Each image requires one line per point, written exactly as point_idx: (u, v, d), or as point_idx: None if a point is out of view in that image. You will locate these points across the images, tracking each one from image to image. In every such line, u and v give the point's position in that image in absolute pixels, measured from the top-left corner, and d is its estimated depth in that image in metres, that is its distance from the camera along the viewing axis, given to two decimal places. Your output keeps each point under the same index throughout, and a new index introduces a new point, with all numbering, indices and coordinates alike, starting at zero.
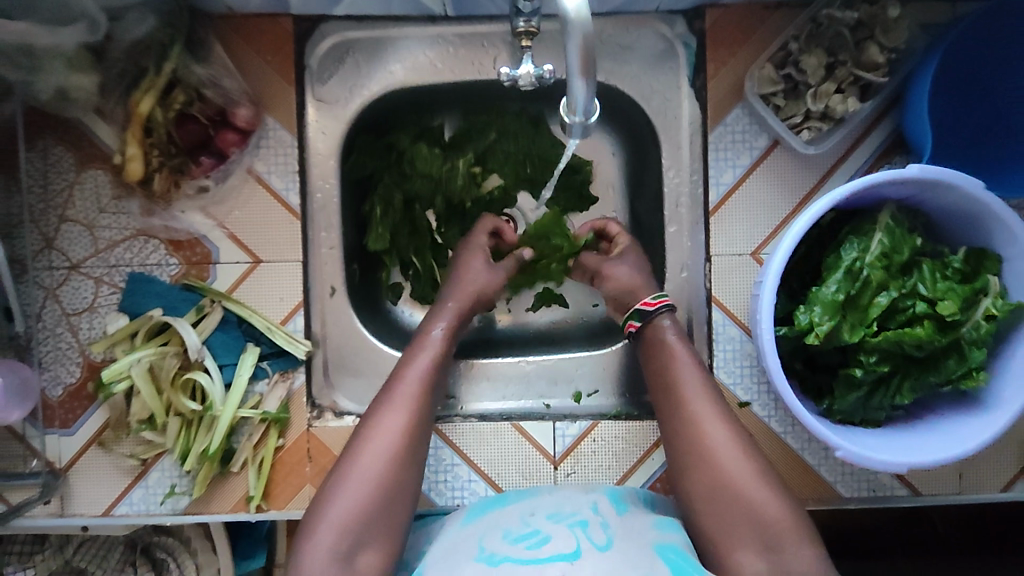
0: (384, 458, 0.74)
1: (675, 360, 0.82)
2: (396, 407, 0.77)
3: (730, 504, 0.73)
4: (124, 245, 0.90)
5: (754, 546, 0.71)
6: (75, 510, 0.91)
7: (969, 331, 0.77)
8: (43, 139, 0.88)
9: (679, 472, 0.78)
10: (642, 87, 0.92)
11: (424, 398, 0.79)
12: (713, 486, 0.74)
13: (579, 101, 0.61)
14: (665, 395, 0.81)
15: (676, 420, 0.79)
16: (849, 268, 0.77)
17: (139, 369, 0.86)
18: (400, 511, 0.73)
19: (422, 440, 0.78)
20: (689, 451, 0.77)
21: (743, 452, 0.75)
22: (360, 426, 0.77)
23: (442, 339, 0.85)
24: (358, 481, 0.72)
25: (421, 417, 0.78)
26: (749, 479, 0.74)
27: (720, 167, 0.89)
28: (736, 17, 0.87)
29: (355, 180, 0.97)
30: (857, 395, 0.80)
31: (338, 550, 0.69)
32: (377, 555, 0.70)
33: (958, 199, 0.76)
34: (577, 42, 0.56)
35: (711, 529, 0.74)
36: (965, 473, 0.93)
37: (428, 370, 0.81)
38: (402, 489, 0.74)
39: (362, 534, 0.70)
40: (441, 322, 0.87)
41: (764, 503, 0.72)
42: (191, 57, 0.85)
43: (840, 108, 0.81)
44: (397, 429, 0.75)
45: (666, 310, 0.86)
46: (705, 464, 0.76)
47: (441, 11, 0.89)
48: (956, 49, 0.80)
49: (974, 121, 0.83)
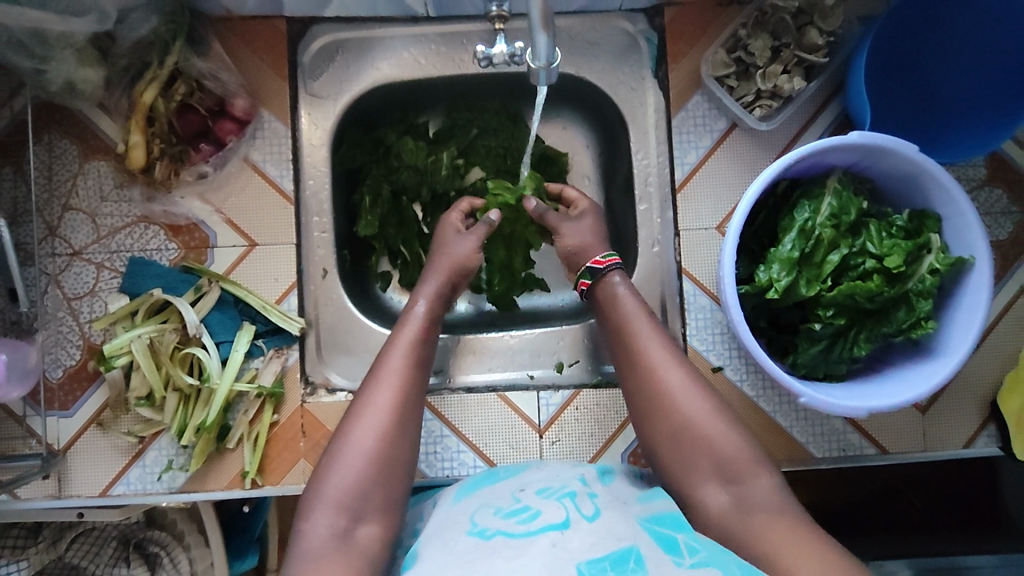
0: (376, 431, 0.73)
1: (629, 324, 0.85)
2: (382, 380, 0.77)
3: (693, 444, 0.76)
4: (125, 231, 0.94)
5: (715, 479, 0.75)
6: (74, 490, 0.94)
7: (915, 284, 0.83)
8: (50, 133, 0.94)
9: (645, 423, 0.81)
10: (610, 79, 1.00)
11: (411, 370, 0.79)
12: (675, 432, 0.78)
13: (542, 49, 0.67)
14: (625, 354, 0.84)
15: (642, 372, 0.82)
16: (802, 228, 0.84)
17: (140, 344, 0.90)
18: (398, 483, 0.73)
19: (414, 411, 0.77)
20: (650, 402, 0.80)
21: (700, 395, 0.79)
22: (350, 404, 0.77)
23: (424, 314, 0.85)
24: (351, 456, 0.72)
25: (410, 389, 0.77)
26: (709, 417, 0.77)
27: (684, 149, 0.96)
28: (692, 14, 0.95)
29: (345, 172, 1.04)
30: (818, 349, 0.87)
31: (337, 526, 0.68)
32: (377, 527, 0.70)
33: (897, 163, 0.84)
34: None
35: (676, 470, 0.77)
36: (930, 430, 0.97)
37: (412, 343, 0.81)
38: (399, 460, 0.73)
39: (361, 508, 0.70)
40: (423, 297, 0.87)
41: (724, 439, 0.76)
42: (192, 52, 0.92)
43: (787, 87, 0.90)
44: (386, 401, 0.75)
45: (616, 267, 0.90)
46: (669, 413, 0.78)
47: (423, 11, 0.97)
48: (886, 35, 0.89)
49: (906, 102, 0.93)
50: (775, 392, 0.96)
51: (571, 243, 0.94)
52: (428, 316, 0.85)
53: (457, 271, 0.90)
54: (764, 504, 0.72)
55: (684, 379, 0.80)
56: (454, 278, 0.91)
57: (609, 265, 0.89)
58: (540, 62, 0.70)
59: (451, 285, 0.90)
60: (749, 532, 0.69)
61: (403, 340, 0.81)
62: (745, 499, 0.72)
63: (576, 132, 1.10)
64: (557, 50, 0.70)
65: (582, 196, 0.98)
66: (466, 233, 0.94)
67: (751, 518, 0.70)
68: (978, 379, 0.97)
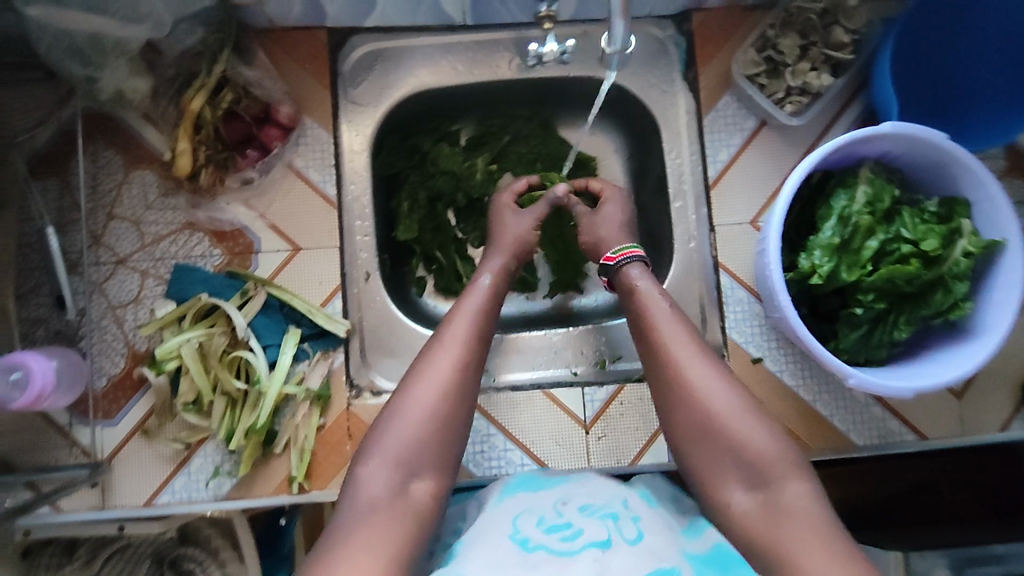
0: (439, 392, 0.75)
1: (648, 311, 0.85)
2: (446, 345, 0.79)
3: (716, 442, 0.75)
4: (170, 239, 0.95)
5: (741, 482, 0.72)
6: (117, 501, 0.92)
7: (951, 267, 0.86)
8: (95, 144, 0.95)
9: (667, 416, 0.79)
10: (641, 82, 1.02)
11: (475, 338, 0.81)
12: (697, 423, 0.76)
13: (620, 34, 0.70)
14: (644, 343, 0.83)
15: (661, 360, 0.81)
16: (840, 215, 0.88)
17: (189, 349, 0.90)
18: (453, 446, 0.75)
19: (476, 378, 0.79)
20: (671, 394, 0.79)
21: (723, 385, 0.77)
22: (413, 361, 0.78)
23: (490, 286, 0.87)
24: (413, 412, 0.74)
25: (475, 356, 0.79)
26: (732, 409, 0.75)
27: (716, 147, 1.00)
28: (718, 18, 1.00)
29: (383, 178, 1.05)
30: (859, 334, 0.89)
31: (393, 480, 0.71)
32: (431, 486, 0.73)
33: (926, 151, 0.88)
34: None
35: (702, 469, 0.75)
36: (965, 415, 0.99)
37: (479, 313, 0.83)
38: (457, 422, 0.76)
39: (416, 466, 0.72)
40: (489, 271, 0.90)
41: (750, 438, 0.73)
42: (239, 61, 0.95)
43: (816, 83, 0.94)
44: (449, 366, 0.77)
45: (630, 260, 0.90)
46: (691, 406, 0.77)
47: (461, 20, 1.01)
48: (909, 34, 0.93)
49: (929, 97, 0.97)
50: (814, 381, 0.98)
51: (611, 230, 0.96)
52: (494, 288, 0.87)
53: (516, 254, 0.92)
54: (793, 507, 0.68)
55: (704, 369, 0.78)
56: (519, 257, 0.93)
57: (621, 259, 0.90)
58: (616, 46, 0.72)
59: (515, 262, 0.92)
60: (780, 538, 0.67)
61: (471, 309, 0.83)
62: (772, 503, 0.70)
63: (606, 137, 1.12)
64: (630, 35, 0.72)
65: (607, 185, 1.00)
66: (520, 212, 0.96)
67: (780, 525, 0.67)
68: (1010, 362, 0.99)
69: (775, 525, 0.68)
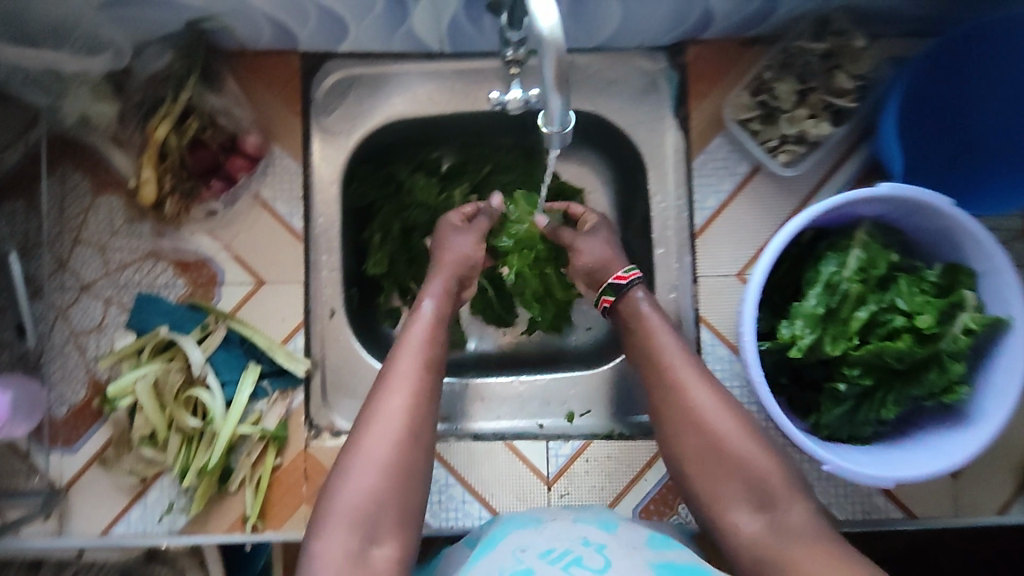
0: (389, 447, 0.75)
1: (653, 337, 0.82)
2: (391, 393, 0.78)
3: (722, 464, 0.75)
4: (134, 267, 0.94)
5: (747, 505, 0.74)
6: (74, 529, 0.92)
7: (948, 344, 0.79)
8: (63, 166, 0.93)
9: (668, 444, 0.79)
10: (628, 117, 0.97)
11: (420, 378, 0.80)
12: (702, 448, 0.76)
13: (556, 112, 0.56)
14: (647, 368, 0.82)
15: (661, 398, 0.79)
16: (828, 282, 0.81)
17: (144, 384, 0.89)
18: (410, 498, 0.75)
19: (429, 416, 0.79)
20: (676, 422, 0.78)
21: (730, 415, 0.77)
22: (361, 412, 0.77)
23: (433, 314, 0.85)
24: (362, 470, 0.74)
25: (423, 398, 0.79)
26: (740, 437, 0.76)
27: (704, 193, 0.94)
28: (713, 53, 0.94)
29: (355, 209, 1.02)
30: (842, 410, 0.82)
31: (351, 546, 0.71)
32: (391, 546, 0.73)
33: (929, 215, 0.80)
34: (551, 60, 0.52)
35: (709, 487, 0.76)
36: (961, 495, 0.92)
37: (422, 347, 0.82)
38: (412, 475, 0.75)
39: (374, 527, 0.72)
40: (430, 296, 0.87)
41: (755, 460, 0.75)
42: (206, 87, 0.91)
43: (814, 131, 0.88)
44: (396, 417, 0.76)
45: (640, 281, 0.86)
46: (696, 429, 0.77)
47: (438, 48, 0.96)
48: (921, 81, 0.87)
49: (944, 149, 0.90)
50: (796, 448, 0.92)
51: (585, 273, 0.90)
52: (436, 315, 0.85)
53: (456, 270, 0.90)
54: (799, 529, 0.71)
55: (713, 397, 0.78)
56: (461, 272, 0.90)
57: (631, 281, 0.86)
58: (553, 127, 0.58)
59: (456, 282, 0.90)
60: (794, 556, 0.69)
61: (414, 345, 0.82)
62: (780, 524, 0.72)
63: (592, 169, 1.07)
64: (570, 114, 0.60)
65: (587, 211, 0.95)
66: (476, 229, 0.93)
67: (789, 545, 0.70)
68: (1011, 443, 0.92)
69: (784, 545, 0.70)
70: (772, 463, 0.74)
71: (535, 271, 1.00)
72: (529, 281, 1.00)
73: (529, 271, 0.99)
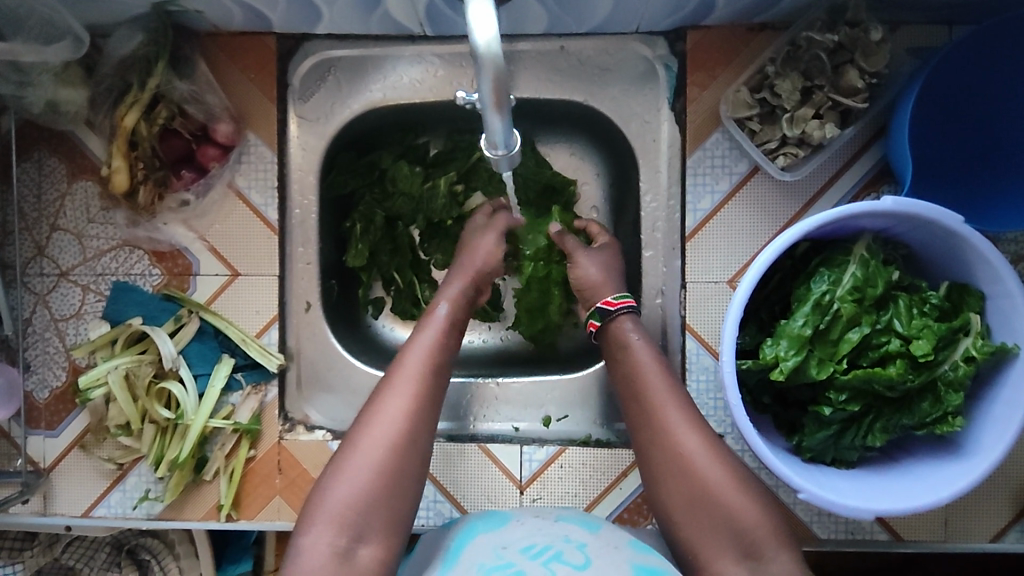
0: (387, 445, 0.71)
1: (641, 373, 0.78)
2: (397, 390, 0.75)
3: (710, 509, 0.71)
4: (110, 254, 0.92)
5: (732, 553, 0.69)
6: (56, 509, 0.93)
7: (947, 371, 0.74)
8: (38, 150, 0.92)
9: (654, 487, 0.75)
10: (621, 108, 0.92)
11: (427, 378, 0.76)
12: (687, 493, 0.72)
13: (499, 136, 0.59)
14: (634, 404, 0.78)
15: (655, 426, 0.76)
16: (818, 301, 0.75)
17: (115, 376, 0.89)
18: (403, 501, 0.71)
19: (430, 423, 0.75)
20: (665, 460, 0.74)
21: (716, 458, 0.73)
22: (364, 408, 0.74)
23: (446, 317, 0.82)
24: (358, 467, 0.70)
25: (425, 400, 0.75)
26: (727, 483, 0.71)
27: (698, 193, 0.87)
28: (716, 40, 0.86)
29: (336, 198, 0.99)
30: (827, 433, 0.77)
31: (337, 543, 0.67)
32: (378, 548, 0.68)
33: (937, 232, 0.73)
34: (489, 77, 0.53)
35: (692, 537, 0.72)
36: (953, 519, 0.86)
37: (430, 350, 0.78)
38: (408, 476, 0.71)
39: (362, 526, 0.68)
40: (445, 299, 0.84)
41: (741, 509, 0.70)
42: (175, 73, 0.88)
43: (817, 134, 0.80)
44: (398, 415, 0.73)
45: (628, 310, 0.84)
46: (686, 467, 0.73)
47: (420, 31, 0.91)
48: (941, 76, 0.78)
49: (964, 153, 0.82)
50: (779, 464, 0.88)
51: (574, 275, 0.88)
52: (450, 319, 0.82)
53: (478, 275, 0.87)
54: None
55: (698, 439, 0.74)
56: (481, 280, 0.88)
57: (620, 308, 0.83)
58: (498, 149, 0.61)
59: (474, 289, 0.87)
60: None
61: (422, 347, 0.78)
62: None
63: (586, 159, 1.02)
64: (515, 133, 0.61)
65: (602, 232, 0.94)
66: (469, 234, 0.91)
67: None
68: (1013, 471, 0.86)
69: None
70: (759, 512, 0.70)
71: (537, 282, 0.97)
72: (530, 293, 0.98)
73: (532, 282, 0.97)
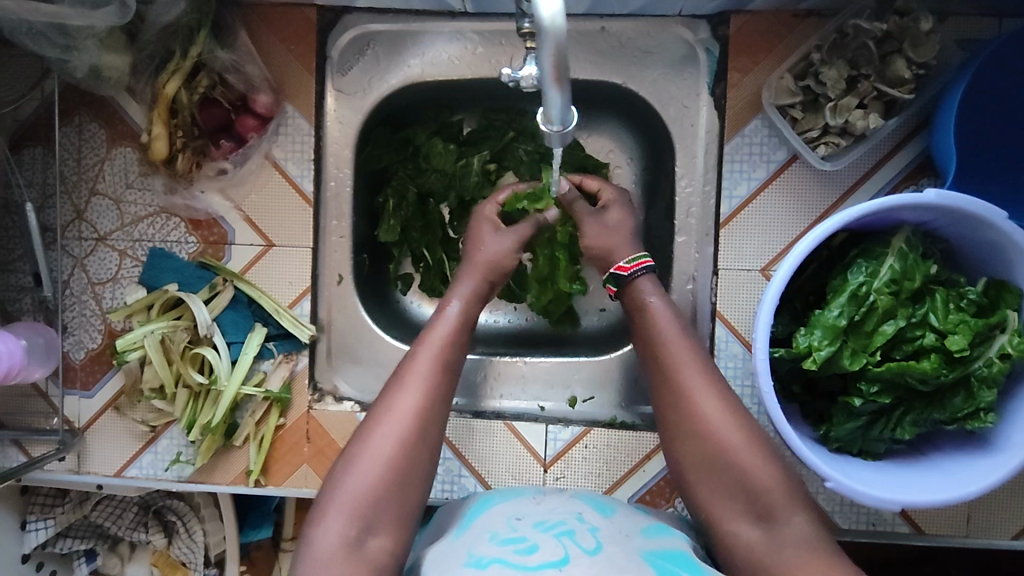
0: (398, 441, 0.71)
1: (663, 336, 0.78)
2: (407, 386, 0.74)
3: (723, 472, 0.71)
4: (147, 221, 0.94)
5: (746, 515, 0.69)
6: (90, 467, 0.96)
7: (980, 368, 0.73)
8: (79, 115, 0.93)
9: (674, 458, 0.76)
10: (660, 92, 0.92)
11: (436, 377, 0.76)
12: (704, 455, 0.72)
13: (556, 111, 0.59)
14: (658, 373, 0.78)
15: (673, 389, 0.76)
16: (854, 292, 0.75)
17: (152, 340, 0.90)
18: (412, 495, 0.70)
19: (440, 420, 0.75)
20: (683, 427, 0.74)
21: (734, 421, 0.73)
22: (375, 403, 0.75)
23: (456, 317, 0.81)
24: (369, 459, 0.70)
25: (437, 398, 0.75)
26: (741, 444, 0.71)
27: (734, 180, 0.86)
28: (761, 24, 0.85)
29: (370, 172, 1.00)
30: (856, 424, 0.77)
31: (348, 533, 0.66)
32: (387, 540, 0.67)
33: (976, 226, 0.73)
34: (550, 52, 0.53)
35: (705, 500, 0.72)
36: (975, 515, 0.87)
37: (441, 349, 0.78)
38: (416, 470, 0.71)
39: (374, 518, 0.67)
40: (457, 297, 0.84)
41: (756, 471, 0.70)
42: (217, 42, 0.88)
43: (860, 124, 0.79)
44: (409, 411, 0.73)
45: (644, 272, 0.83)
46: (704, 436, 0.73)
47: (460, 7, 0.90)
48: (991, 70, 0.77)
49: (1009, 149, 0.81)
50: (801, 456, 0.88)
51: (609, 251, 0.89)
52: (462, 318, 0.82)
53: (496, 264, 0.87)
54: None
55: (717, 402, 0.73)
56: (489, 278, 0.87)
57: (635, 271, 0.82)
58: (553, 124, 0.61)
59: (486, 285, 0.86)
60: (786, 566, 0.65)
61: (433, 345, 0.78)
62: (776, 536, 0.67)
63: (619, 143, 1.02)
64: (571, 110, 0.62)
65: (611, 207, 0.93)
66: (500, 230, 0.89)
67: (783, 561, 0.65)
68: None
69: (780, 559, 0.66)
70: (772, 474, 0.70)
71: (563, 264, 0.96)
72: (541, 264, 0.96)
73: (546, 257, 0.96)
